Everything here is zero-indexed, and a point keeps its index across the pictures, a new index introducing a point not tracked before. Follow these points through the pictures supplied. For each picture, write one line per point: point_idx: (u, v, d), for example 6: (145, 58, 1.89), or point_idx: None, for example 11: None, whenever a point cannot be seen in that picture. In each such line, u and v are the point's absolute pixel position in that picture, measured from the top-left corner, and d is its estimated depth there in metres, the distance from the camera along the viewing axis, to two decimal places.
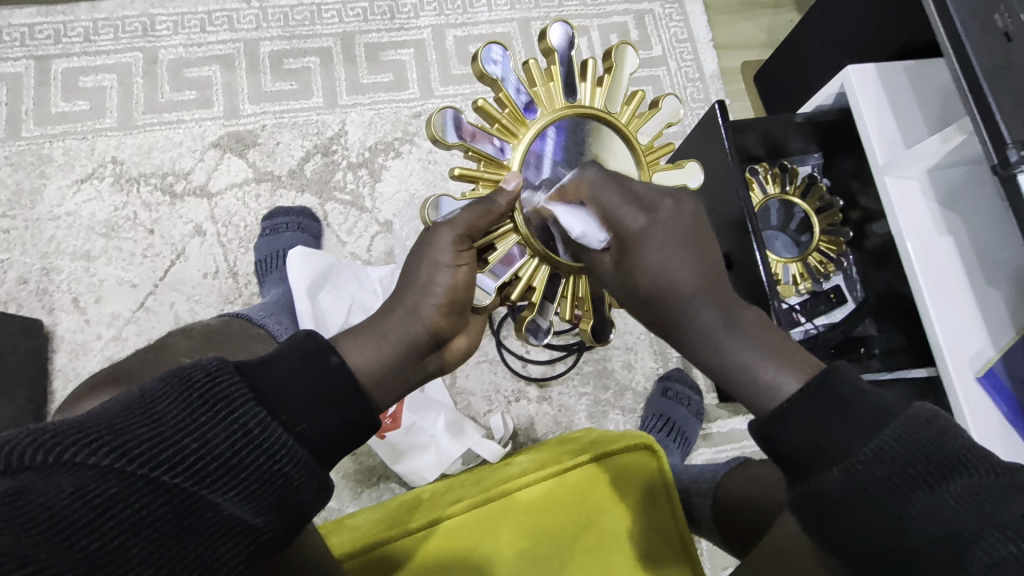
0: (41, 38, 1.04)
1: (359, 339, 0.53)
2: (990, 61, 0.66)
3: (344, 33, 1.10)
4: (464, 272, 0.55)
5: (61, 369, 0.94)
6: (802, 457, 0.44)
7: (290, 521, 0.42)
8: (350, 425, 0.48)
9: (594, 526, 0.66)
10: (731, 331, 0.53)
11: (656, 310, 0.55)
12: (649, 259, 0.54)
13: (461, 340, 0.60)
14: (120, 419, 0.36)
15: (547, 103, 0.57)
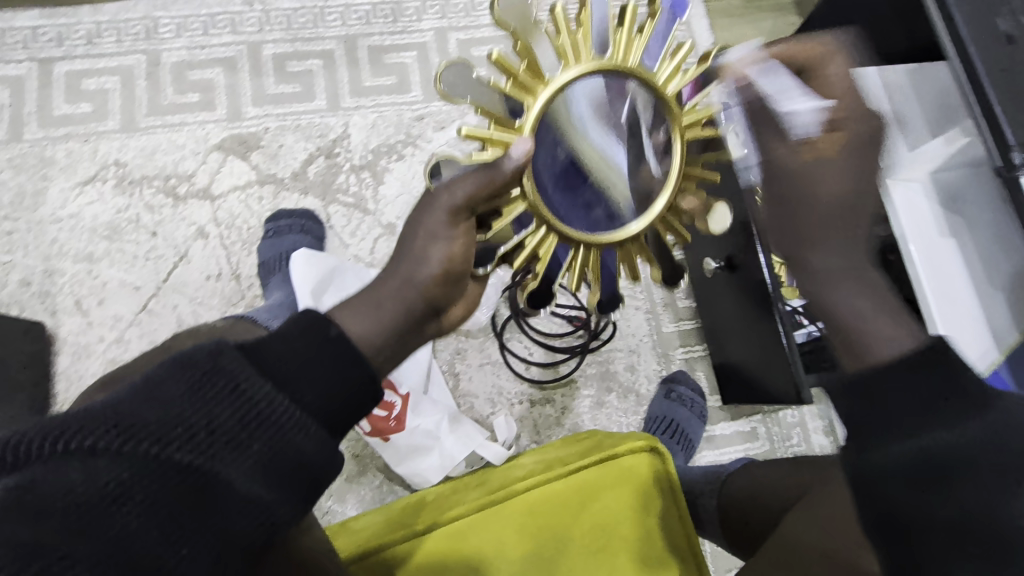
0: (44, 40, 1.04)
1: (350, 310, 0.49)
2: (992, 63, 0.67)
3: (347, 36, 1.11)
4: (462, 243, 0.50)
5: (63, 371, 0.94)
6: (863, 425, 0.42)
7: (306, 491, 0.41)
8: (357, 393, 0.45)
9: (601, 528, 0.66)
10: (861, 276, 0.47)
11: (805, 214, 0.48)
12: (837, 173, 0.47)
13: (459, 308, 0.55)
14: (131, 403, 0.37)
15: (573, 57, 0.49)
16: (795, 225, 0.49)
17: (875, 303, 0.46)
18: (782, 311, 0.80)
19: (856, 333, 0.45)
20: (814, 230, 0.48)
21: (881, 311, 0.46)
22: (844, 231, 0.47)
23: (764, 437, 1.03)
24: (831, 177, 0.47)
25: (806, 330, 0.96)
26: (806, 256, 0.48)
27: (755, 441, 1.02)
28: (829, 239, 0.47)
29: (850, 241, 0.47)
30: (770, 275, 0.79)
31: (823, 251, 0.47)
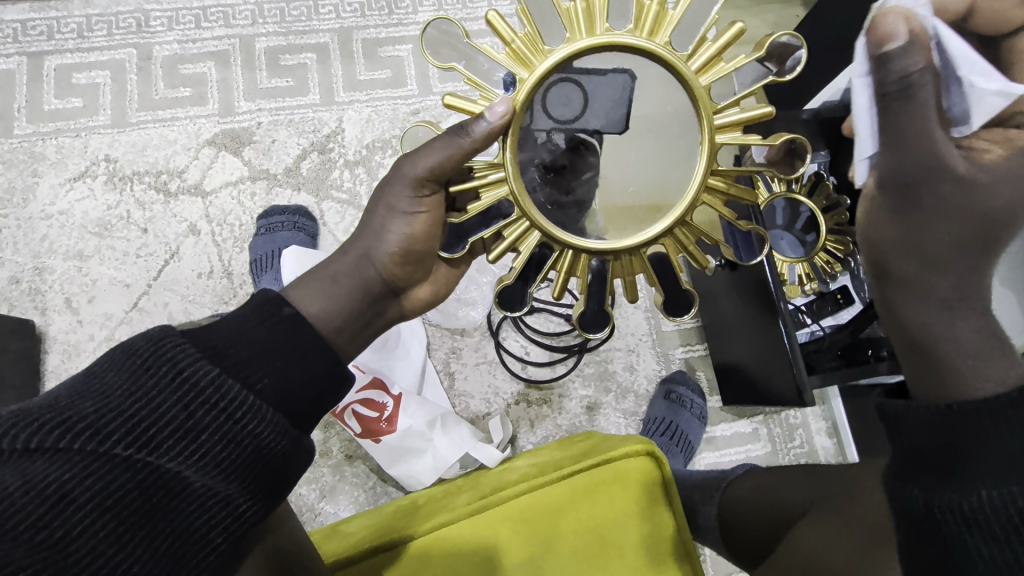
0: (34, 34, 1.02)
1: (313, 286, 0.53)
2: None
3: (342, 28, 1.08)
4: (423, 220, 0.55)
5: (53, 369, 0.92)
6: (944, 458, 0.38)
7: (266, 482, 0.42)
8: (320, 382, 0.47)
9: (595, 534, 0.63)
10: (960, 312, 0.45)
11: (942, 231, 0.44)
12: (941, 207, 0.44)
13: (424, 290, 0.62)
14: (70, 398, 0.37)
15: (580, 26, 0.46)
16: (922, 240, 0.45)
17: (982, 335, 0.45)
18: (784, 310, 0.78)
19: (952, 355, 0.45)
20: (945, 246, 0.45)
21: (980, 353, 0.44)
22: (973, 257, 0.45)
23: (766, 439, 1.00)
24: (990, 201, 0.43)
25: (808, 328, 0.97)
26: (925, 272, 0.46)
27: (756, 443, 1.00)
28: (957, 263, 0.45)
29: (978, 267, 0.45)
30: (771, 272, 0.77)
31: (945, 275, 0.45)
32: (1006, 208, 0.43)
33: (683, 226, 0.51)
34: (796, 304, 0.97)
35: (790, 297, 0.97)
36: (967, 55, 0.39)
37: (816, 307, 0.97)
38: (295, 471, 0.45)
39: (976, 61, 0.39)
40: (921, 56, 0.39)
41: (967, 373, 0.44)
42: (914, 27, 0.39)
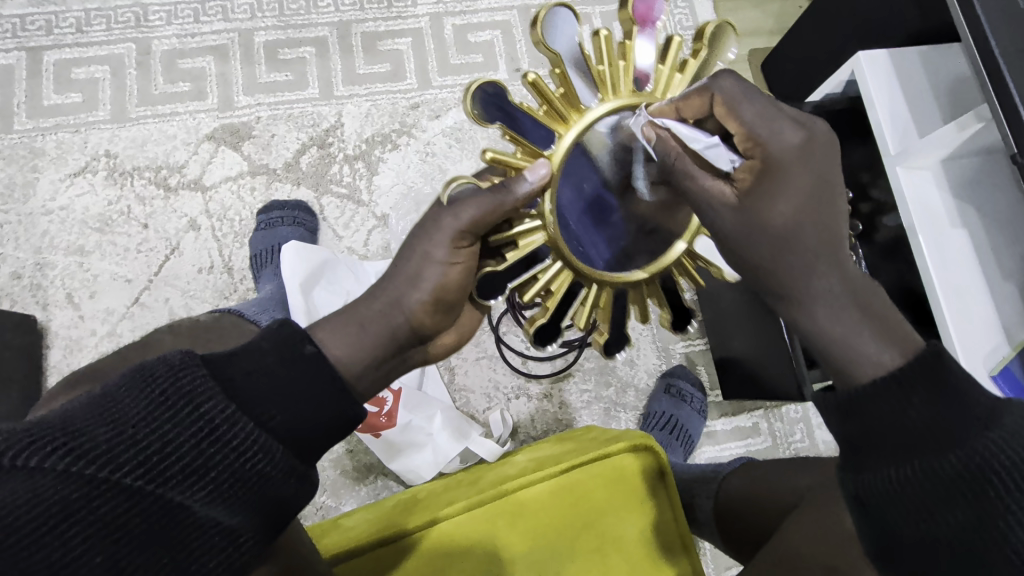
0: (32, 29, 1.02)
1: (338, 328, 0.51)
2: (1010, 45, 0.63)
3: (341, 22, 1.08)
4: (458, 270, 0.51)
5: (55, 364, 0.93)
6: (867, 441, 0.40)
7: (269, 517, 0.41)
8: (332, 419, 0.45)
9: (592, 529, 0.64)
10: (839, 296, 0.43)
11: (758, 245, 0.45)
12: (759, 204, 0.45)
13: (451, 334, 0.56)
14: (81, 420, 0.35)
15: (612, 87, 0.48)
16: (750, 258, 0.46)
17: (858, 313, 0.42)
18: None
19: (840, 354, 0.42)
20: (773, 238, 0.44)
21: (859, 327, 0.42)
22: (813, 249, 0.44)
23: (766, 433, 1.00)
24: (779, 205, 0.44)
25: None
26: (781, 286, 0.44)
27: (756, 437, 1.00)
28: (797, 269, 0.44)
29: (831, 264, 0.43)
30: None
31: (796, 282, 0.44)
32: (804, 191, 0.44)
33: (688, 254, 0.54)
34: None
35: None
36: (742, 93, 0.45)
37: None
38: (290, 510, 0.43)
39: (749, 95, 0.45)
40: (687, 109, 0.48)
41: (855, 366, 0.41)
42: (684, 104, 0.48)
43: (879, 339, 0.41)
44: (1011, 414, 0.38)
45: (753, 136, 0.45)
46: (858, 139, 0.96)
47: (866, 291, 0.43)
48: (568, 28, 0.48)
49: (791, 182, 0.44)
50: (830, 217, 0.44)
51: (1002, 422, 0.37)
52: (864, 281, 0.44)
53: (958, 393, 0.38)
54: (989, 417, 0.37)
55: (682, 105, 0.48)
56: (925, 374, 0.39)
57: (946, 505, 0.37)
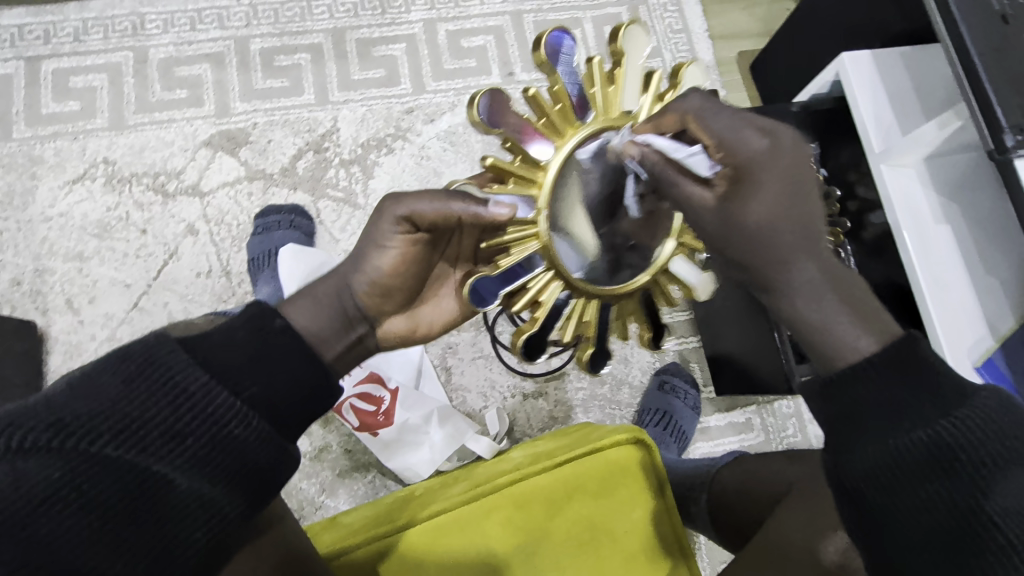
0: (31, 38, 1.03)
1: (300, 301, 0.53)
2: (985, 45, 0.65)
3: (336, 28, 1.10)
4: (398, 255, 0.53)
5: (56, 370, 0.94)
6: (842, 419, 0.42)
7: (253, 484, 0.42)
8: (307, 393, 0.46)
9: (585, 521, 0.65)
10: (829, 292, 0.43)
11: (745, 246, 0.45)
12: (753, 202, 0.44)
13: (400, 320, 0.57)
14: (65, 399, 0.39)
15: (603, 108, 0.50)
16: (735, 258, 0.46)
17: (844, 312, 0.43)
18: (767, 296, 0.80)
19: (823, 347, 0.43)
20: (760, 241, 0.44)
21: (846, 320, 0.43)
22: (797, 246, 0.44)
23: (759, 428, 1.02)
24: (755, 203, 0.44)
25: None
26: (762, 283, 0.45)
27: (749, 432, 1.02)
28: (778, 266, 0.44)
29: (808, 256, 0.44)
30: None
31: (777, 279, 0.44)
32: (785, 192, 0.44)
33: (665, 273, 0.54)
34: None
35: None
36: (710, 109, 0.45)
37: None
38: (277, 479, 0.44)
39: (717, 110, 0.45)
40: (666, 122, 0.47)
41: (833, 355, 0.43)
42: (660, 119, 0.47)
43: (864, 327, 0.43)
44: (979, 397, 0.40)
45: (726, 144, 0.44)
46: (845, 138, 0.98)
47: (843, 279, 0.44)
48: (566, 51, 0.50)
49: (766, 181, 0.44)
50: (806, 211, 0.44)
51: (969, 403, 0.40)
52: (840, 270, 0.45)
53: (927, 377, 0.41)
54: (959, 401, 0.40)
55: (661, 122, 0.47)
56: (902, 363, 0.41)
57: (926, 483, 0.39)
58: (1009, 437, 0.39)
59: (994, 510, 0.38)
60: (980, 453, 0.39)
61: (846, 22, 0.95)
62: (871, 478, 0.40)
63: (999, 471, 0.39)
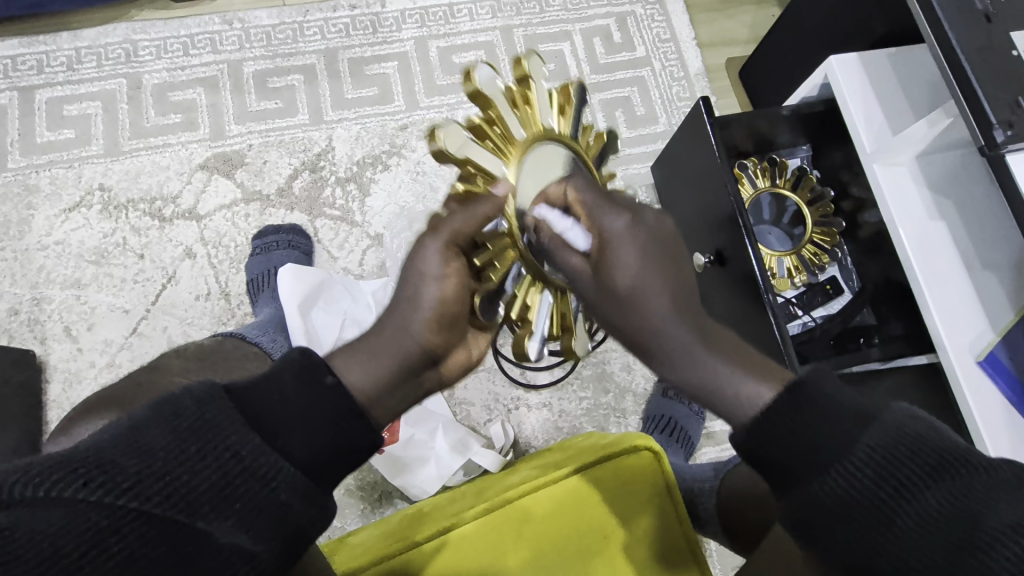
0: (24, 69, 1.04)
1: (352, 355, 0.48)
2: (971, 44, 0.66)
3: (327, 49, 1.11)
4: (455, 282, 0.48)
5: (55, 399, 0.93)
6: (793, 467, 0.41)
7: (289, 545, 0.40)
8: (348, 449, 0.43)
9: (597, 531, 0.64)
10: (710, 352, 0.46)
11: (616, 311, 0.48)
12: (624, 264, 0.47)
13: (462, 355, 0.52)
14: (110, 451, 0.36)
15: (532, 127, 0.51)
16: (615, 325, 0.49)
17: (730, 368, 0.46)
18: (772, 301, 0.82)
19: (716, 402, 0.46)
20: (632, 295, 0.46)
21: (733, 367, 0.45)
22: (659, 313, 0.46)
23: None
24: (621, 270, 0.46)
25: (800, 320, 0.97)
26: (638, 344, 0.47)
27: None
28: (648, 329, 0.46)
29: (681, 323, 0.46)
30: (758, 265, 0.82)
31: (653, 340, 0.47)
32: (650, 271, 0.47)
33: None
34: (787, 298, 0.98)
35: (781, 291, 0.97)
36: (586, 189, 0.50)
37: (807, 299, 0.98)
38: (312, 537, 0.42)
39: (594, 193, 0.49)
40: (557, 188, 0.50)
41: (740, 414, 0.45)
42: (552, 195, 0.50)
43: (757, 376, 0.45)
44: (882, 417, 0.40)
45: (594, 221, 0.48)
46: (837, 140, 0.99)
47: (719, 338, 0.47)
48: (490, 80, 0.50)
49: (628, 251, 0.47)
50: (675, 277, 0.47)
51: (869, 434, 0.40)
52: (725, 336, 0.48)
53: (836, 408, 0.41)
54: (855, 439, 0.40)
55: (549, 194, 0.51)
56: (796, 412, 0.42)
57: (847, 527, 0.39)
58: (919, 459, 0.38)
59: (928, 540, 0.37)
60: (901, 470, 0.38)
61: (832, 26, 0.97)
62: (800, 525, 0.41)
63: (912, 496, 0.38)
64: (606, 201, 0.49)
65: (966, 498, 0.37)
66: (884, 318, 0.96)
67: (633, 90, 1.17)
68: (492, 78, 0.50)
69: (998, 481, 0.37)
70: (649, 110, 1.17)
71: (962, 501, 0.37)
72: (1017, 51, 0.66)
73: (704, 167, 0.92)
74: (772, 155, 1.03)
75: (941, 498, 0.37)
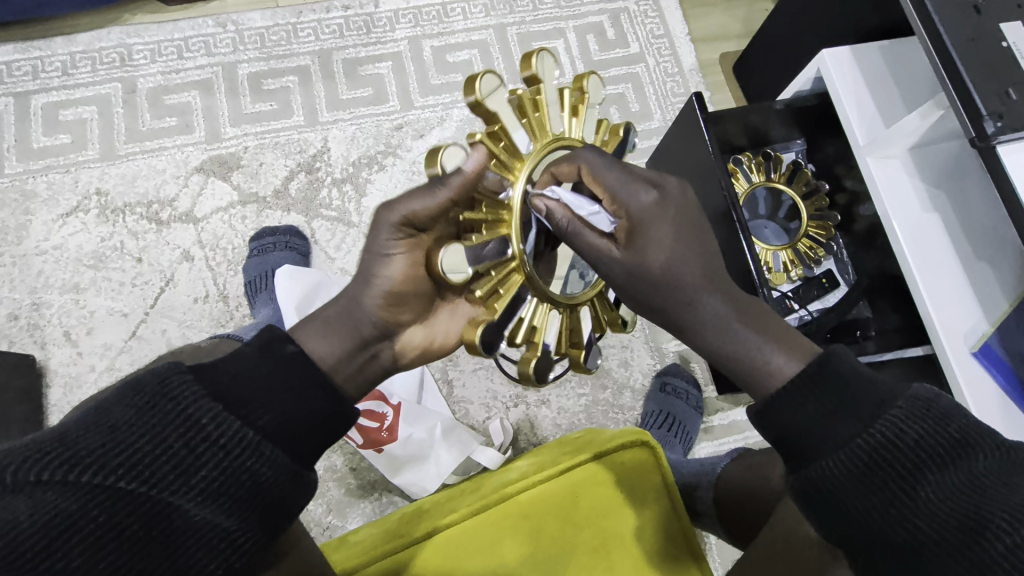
0: (19, 74, 1.04)
1: (309, 329, 0.51)
2: (961, 35, 0.67)
3: (322, 50, 1.11)
4: (405, 260, 0.51)
5: (56, 403, 0.93)
6: (802, 439, 0.43)
7: (267, 518, 0.41)
8: (321, 418, 0.45)
9: (596, 525, 0.65)
10: (742, 321, 0.48)
11: (649, 290, 0.49)
12: (658, 241, 0.48)
13: (417, 333, 0.55)
14: (74, 432, 0.36)
15: (539, 135, 0.53)
16: (646, 303, 0.50)
17: (757, 334, 0.48)
18: (767, 295, 0.82)
19: (745, 375, 0.48)
20: (670, 271, 0.48)
21: (759, 334, 0.48)
22: (694, 288, 0.48)
23: None
24: (656, 248, 0.48)
25: (796, 313, 0.97)
26: (675, 321, 0.50)
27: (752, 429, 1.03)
28: (687, 302, 0.48)
29: (713, 293, 0.48)
30: (753, 259, 0.83)
31: (692, 315, 0.49)
32: (681, 247, 0.48)
33: None
34: (783, 291, 0.98)
35: (777, 285, 0.97)
36: (604, 166, 0.50)
37: (803, 292, 0.98)
38: (290, 511, 0.42)
39: (613, 169, 0.50)
40: (565, 166, 0.52)
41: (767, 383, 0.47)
42: (559, 173, 0.52)
43: (780, 344, 0.48)
44: (903, 399, 0.41)
45: (618, 200, 0.49)
46: (831, 133, 0.99)
47: (748, 305, 0.50)
48: (496, 89, 0.50)
49: (660, 229, 0.48)
50: (705, 249, 0.49)
51: (891, 407, 0.41)
52: (747, 299, 0.50)
53: (858, 385, 0.42)
54: (876, 411, 0.41)
55: (557, 172, 0.52)
56: (818, 381, 0.43)
57: (861, 496, 0.40)
58: (938, 434, 0.39)
59: (941, 513, 0.38)
60: (916, 449, 0.40)
61: (824, 20, 0.97)
62: (811, 494, 0.42)
63: (929, 471, 0.39)
64: (630, 176, 0.49)
65: (974, 479, 0.38)
66: (879, 311, 0.97)
67: (627, 87, 1.17)
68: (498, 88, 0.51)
69: (1007, 464, 0.38)
70: (644, 107, 1.17)
71: (978, 479, 0.38)
72: (1007, 42, 0.66)
73: (698, 162, 0.92)
74: (766, 149, 1.03)
75: (958, 474, 0.38)
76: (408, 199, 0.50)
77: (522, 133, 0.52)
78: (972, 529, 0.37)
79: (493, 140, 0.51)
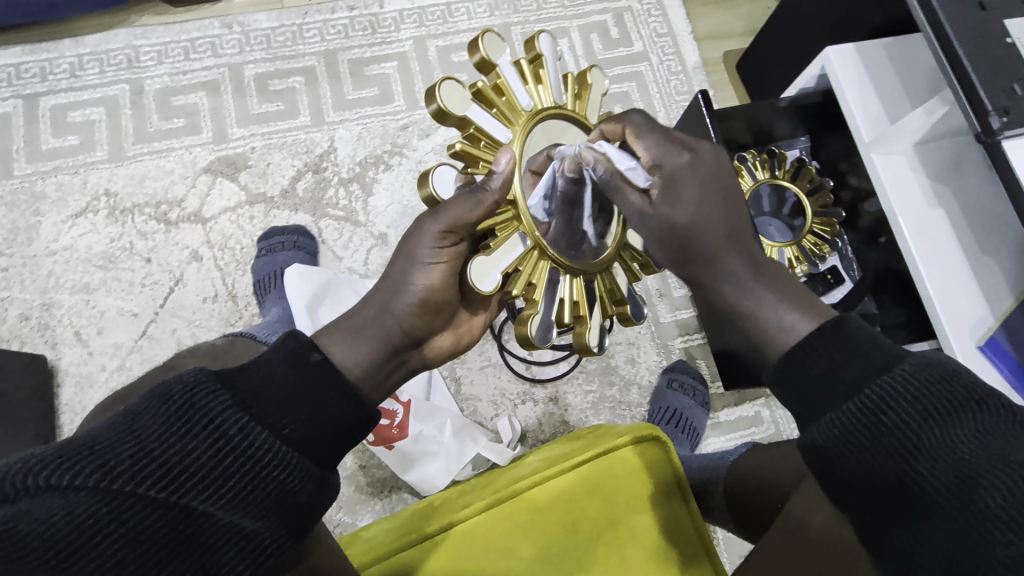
0: (27, 77, 1.04)
1: (335, 336, 0.50)
2: (966, 31, 0.67)
3: (328, 51, 1.12)
4: (444, 270, 0.53)
5: (67, 403, 0.94)
6: (818, 391, 0.43)
7: (292, 523, 0.42)
8: (347, 425, 0.46)
9: (607, 523, 0.65)
10: (759, 277, 0.49)
11: (675, 244, 0.51)
12: (691, 198, 0.51)
13: (444, 338, 0.58)
14: (105, 438, 0.37)
15: (512, 120, 0.54)
16: (672, 254, 0.52)
17: (781, 295, 0.48)
18: None
19: (754, 323, 0.49)
20: (700, 221, 0.50)
21: (778, 290, 0.49)
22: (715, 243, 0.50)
23: (768, 421, 1.04)
24: (686, 205, 0.51)
25: None
26: (695, 271, 0.52)
27: (759, 425, 1.03)
28: (712, 254, 0.50)
29: (732, 251, 0.50)
30: None
31: (706, 271, 0.51)
32: (707, 211, 0.50)
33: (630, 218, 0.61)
34: None
35: None
36: (649, 138, 0.53)
37: None
38: (314, 517, 0.43)
39: (654, 143, 0.53)
40: (614, 123, 0.56)
41: (776, 340, 0.47)
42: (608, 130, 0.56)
43: (797, 309, 0.48)
44: (907, 360, 0.41)
45: (654, 158, 0.52)
46: (835, 131, 1.00)
47: (769, 267, 0.51)
48: (458, 95, 0.52)
49: (689, 189, 0.51)
50: (729, 213, 0.51)
51: (895, 368, 0.41)
52: (771, 266, 0.51)
53: (865, 339, 0.43)
54: (881, 369, 0.42)
55: (606, 129, 0.56)
56: (833, 337, 0.44)
57: (866, 451, 0.40)
58: (945, 390, 0.39)
59: (939, 469, 0.38)
60: (916, 409, 0.39)
61: (827, 18, 0.98)
62: (820, 451, 0.42)
63: (935, 429, 0.39)
64: (675, 143, 0.53)
65: (974, 440, 0.37)
66: (885, 306, 0.97)
67: (631, 85, 1.18)
68: (459, 93, 0.52)
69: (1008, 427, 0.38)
70: (648, 105, 1.17)
71: (981, 436, 0.37)
72: (1012, 38, 0.67)
73: None
74: (770, 146, 1.04)
75: (960, 430, 0.38)
76: (455, 208, 0.51)
77: (497, 125, 0.53)
78: (967, 483, 0.37)
79: (472, 144, 0.53)
